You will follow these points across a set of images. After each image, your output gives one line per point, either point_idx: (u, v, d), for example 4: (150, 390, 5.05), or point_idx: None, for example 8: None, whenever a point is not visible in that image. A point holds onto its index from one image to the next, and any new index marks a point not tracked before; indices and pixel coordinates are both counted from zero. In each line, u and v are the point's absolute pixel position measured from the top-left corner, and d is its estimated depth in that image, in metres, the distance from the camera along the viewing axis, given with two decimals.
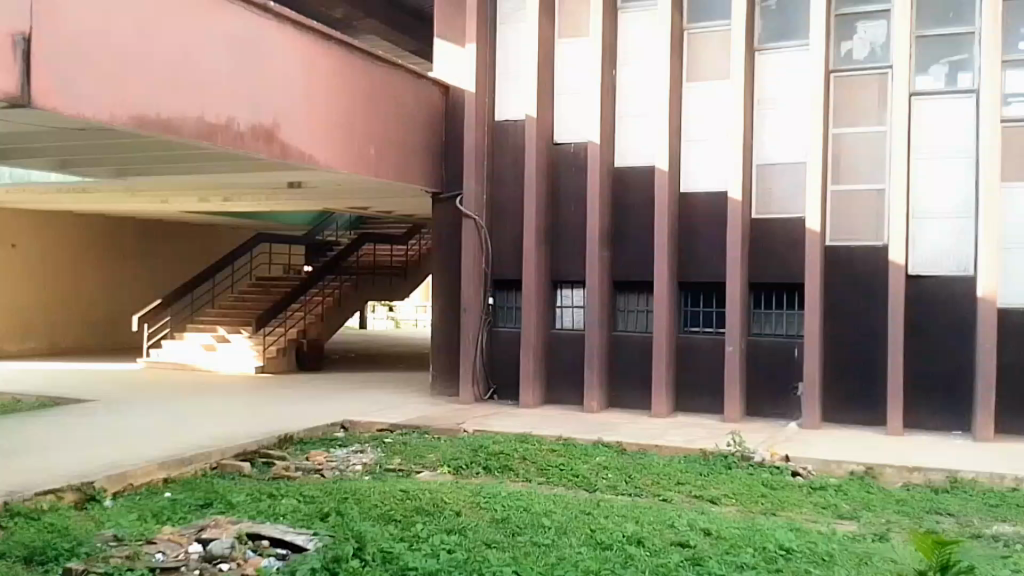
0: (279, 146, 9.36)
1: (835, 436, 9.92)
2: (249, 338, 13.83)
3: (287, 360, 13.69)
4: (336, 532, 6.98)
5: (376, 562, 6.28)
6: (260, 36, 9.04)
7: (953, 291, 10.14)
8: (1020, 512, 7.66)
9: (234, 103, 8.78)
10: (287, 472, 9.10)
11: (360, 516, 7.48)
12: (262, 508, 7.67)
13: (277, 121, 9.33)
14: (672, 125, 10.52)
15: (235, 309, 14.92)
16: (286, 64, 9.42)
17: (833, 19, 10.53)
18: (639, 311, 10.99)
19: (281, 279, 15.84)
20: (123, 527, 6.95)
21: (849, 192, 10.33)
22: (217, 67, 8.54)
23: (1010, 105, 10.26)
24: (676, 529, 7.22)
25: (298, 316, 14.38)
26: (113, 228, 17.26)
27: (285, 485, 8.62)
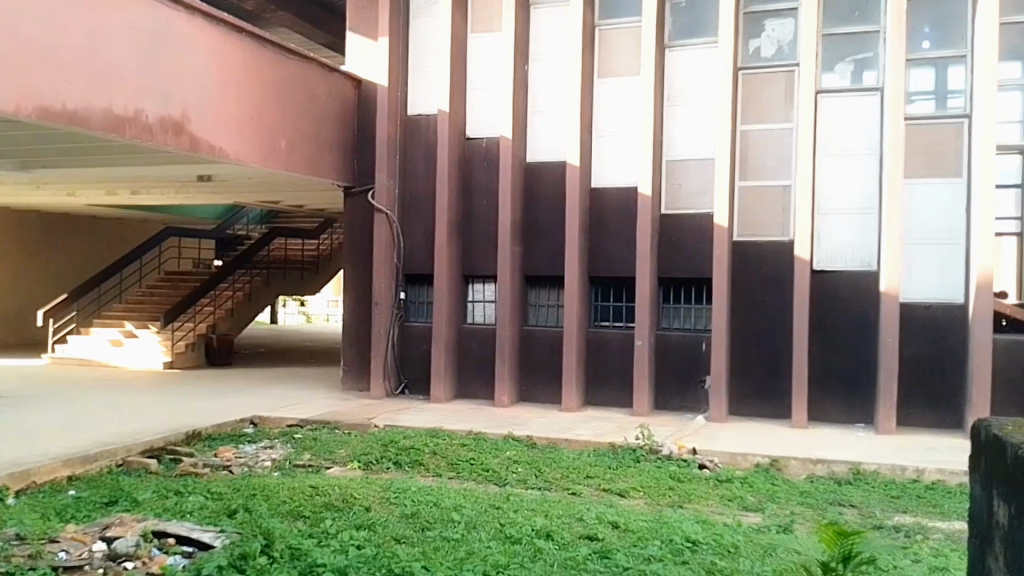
0: (188, 139, 9.15)
1: (740, 428, 10.00)
2: (156, 333, 13.68)
3: (197, 353, 13.68)
4: (244, 529, 6.78)
5: (284, 559, 6.07)
6: (171, 27, 8.81)
7: (856, 285, 9.92)
8: (921, 503, 7.78)
9: (145, 93, 8.55)
10: (195, 469, 8.86)
11: (269, 512, 7.31)
12: (169, 505, 7.47)
13: (187, 113, 9.13)
14: (583, 120, 10.58)
15: (144, 304, 14.85)
16: (198, 56, 9.23)
17: (743, 17, 10.38)
18: (548, 306, 11.21)
19: (189, 275, 15.97)
20: (24, 526, 6.71)
21: (756, 188, 10.28)
22: (129, 57, 8.33)
23: (912, 104, 10.08)
24: (585, 523, 7.21)
25: (207, 312, 14.30)
26: (12, 221, 16.73)
27: (191, 481, 8.37)
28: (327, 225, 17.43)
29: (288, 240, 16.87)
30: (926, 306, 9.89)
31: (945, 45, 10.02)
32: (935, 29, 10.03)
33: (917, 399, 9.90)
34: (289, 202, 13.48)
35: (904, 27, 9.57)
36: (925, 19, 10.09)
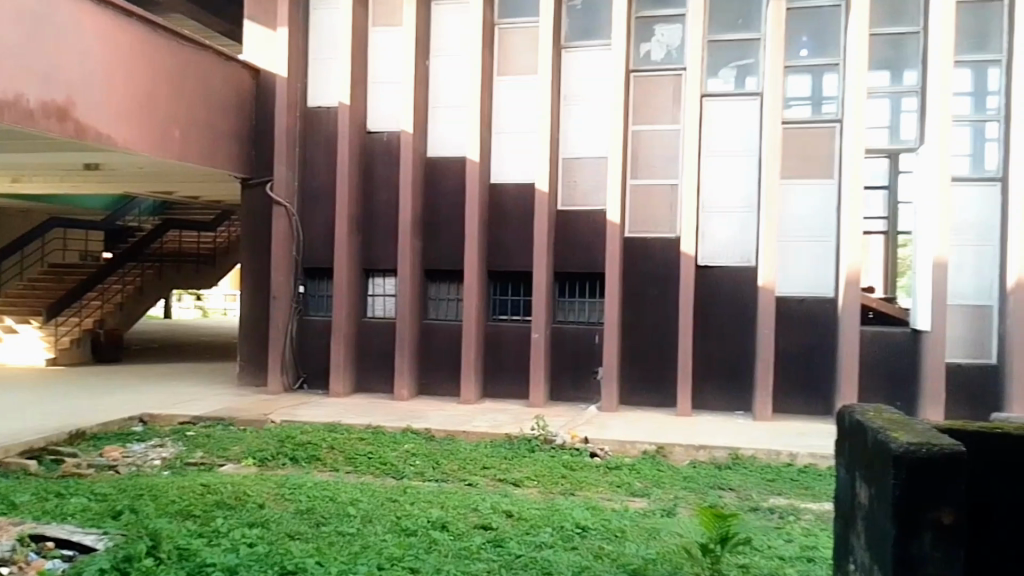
0: (74, 125, 8.65)
1: (627, 416, 10.39)
2: (38, 329, 13.15)
3: (82, 350, 13.34)
4: (129, 531, 6.48)
5: (171, 560, 5.80)
6: (56, 6, 8.32)
7: (738, 280, 10.35)
8: (794, 486, 8.28)
9: (28, 75, 8.03)
10: (77, 470, 8.44)
11: (156, 513, 7.02)
12: (48, 508, 7.09)
13: (72, 98, 8.64)
14: (483, 117, 10.78)
15: (25, 296, 14.22)
16: (86, 38, 8.78)
17: (636, 21, 10.66)
18: (448, 300, 11.39)
19: (76, 267, 15.41)
20: None
21: (646, 187, 10.67)
22: (11, 35, 7.80)
23: (789, 109, 10.24)
24: (480, 513, 7.34)
25: (94, 305, 13.99)
26: None
27: (73, 483, 7.98)
28: (222, 218, 16.90)
29: (183, 232, 16.62)
30: (800, 299, 10.17)
31: (821, 53, 10.21)
32: (812, 38, 10.20)
33: (797, 391, 10.25)
34: (184, 192, 13.19)
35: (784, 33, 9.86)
36: (802, 29, 10.25)
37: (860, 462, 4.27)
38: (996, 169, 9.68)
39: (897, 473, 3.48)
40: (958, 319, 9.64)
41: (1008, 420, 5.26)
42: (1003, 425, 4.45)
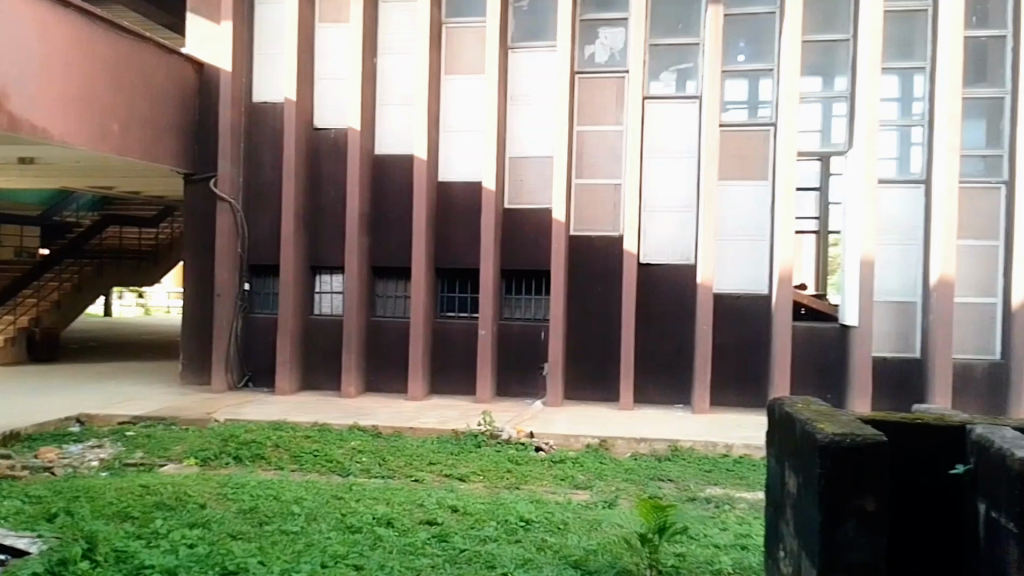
0: (7, 117, 8.35)
1: (571, 411, 10.60)
2: None
3: (16, 348, 12.92)
4: (64, 533, 6.30)
5: (109, 563, 5.68)
6: None
7: (678, 278, 10.67)
8: (729, 476, 8.58)
9: None
10: (9, 472, 8.09)
11: (92, 515, 6.86)
12: None
13: (5, 89, 8.33)
14: (431, 116, 10.85)
15: None
16: (20, 28, 8.51)
17: (580, 24, 10.85)
18: (396, 297, 11.46)
19: (9, 263, 14.94)
20: None
21: (591, 187, 10.89)
22: None
23: (727, 112, 10.56)
24: (425, 509, 7.41)
25: (29, 304, 13.57)
26: None
27: (5, 486, 7.68)
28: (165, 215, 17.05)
29: (123, 228, 16.68)
30: (735, 296, 10.52)
31: (757, 58, 10.52)
32: (749, 43, 10.51)
33: (735, 385, 10.59)
34: (124, 187, 12.88)
35: (721, 40, 10.13)
36: (740, 35, 10.54)
37: (790, 447, 4.43)
38: (920, 172, 9.94)
39: (822, 463, 3.52)
40: (883, 315, 9.89)
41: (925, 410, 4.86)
42: (923, 413, 4.21)
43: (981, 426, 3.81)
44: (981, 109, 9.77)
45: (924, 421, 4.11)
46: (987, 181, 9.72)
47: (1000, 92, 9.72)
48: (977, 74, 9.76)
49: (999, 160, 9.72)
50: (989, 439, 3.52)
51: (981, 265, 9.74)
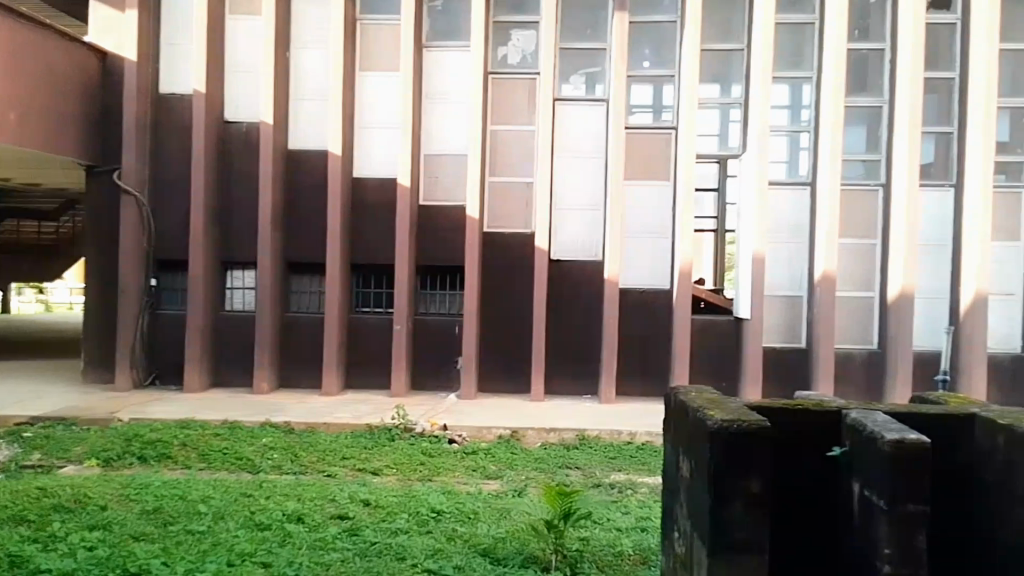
0: None
1: (484, 403, 10.86)
2: None
3: None
4: None
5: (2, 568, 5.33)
6: None
7: (587, 273, 11.09)
8: (632, 461, 9.01)
9: None
10: None
11: None
12: None
13: None
14: (345, 111, 10.88)
15: None
16: None
17: (493, 25, 11.08)
18: (310, 292, 11.49)
19: None
20: None
21: (504, 185, 11.16)
22: None
23: (633, 115, 11.01)
24: (336, 503, 7.40)
25: None
26: None
27: None
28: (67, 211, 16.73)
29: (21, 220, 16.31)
30: (641, 291, 11.02)
31: (660, 64, 11.03)
32: (653, 50, 11.00)
33: (641, 376, 11.08)
34: (21, 178, 12.31)
35: (626, 45, 10.53)
36: (645, 42, 11.01)
37: (686, 437, 4.30)
38: (807, 174, 10.56)
39: (710, 448, 3.23)
40: (775, 308, 10.55)
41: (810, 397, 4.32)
42: (801, 399, 3.80)
43: (854, 408, 3.60)
44: (861, 116, 10.41)
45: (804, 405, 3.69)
46: (866, 184, 10.36)
47: (879, 101, 10.36)
48: (859, 84, 10.39)
49: (877, 164, 10.38)
50: (861, 422, 3.33)
51: (859, 261, 10.40)
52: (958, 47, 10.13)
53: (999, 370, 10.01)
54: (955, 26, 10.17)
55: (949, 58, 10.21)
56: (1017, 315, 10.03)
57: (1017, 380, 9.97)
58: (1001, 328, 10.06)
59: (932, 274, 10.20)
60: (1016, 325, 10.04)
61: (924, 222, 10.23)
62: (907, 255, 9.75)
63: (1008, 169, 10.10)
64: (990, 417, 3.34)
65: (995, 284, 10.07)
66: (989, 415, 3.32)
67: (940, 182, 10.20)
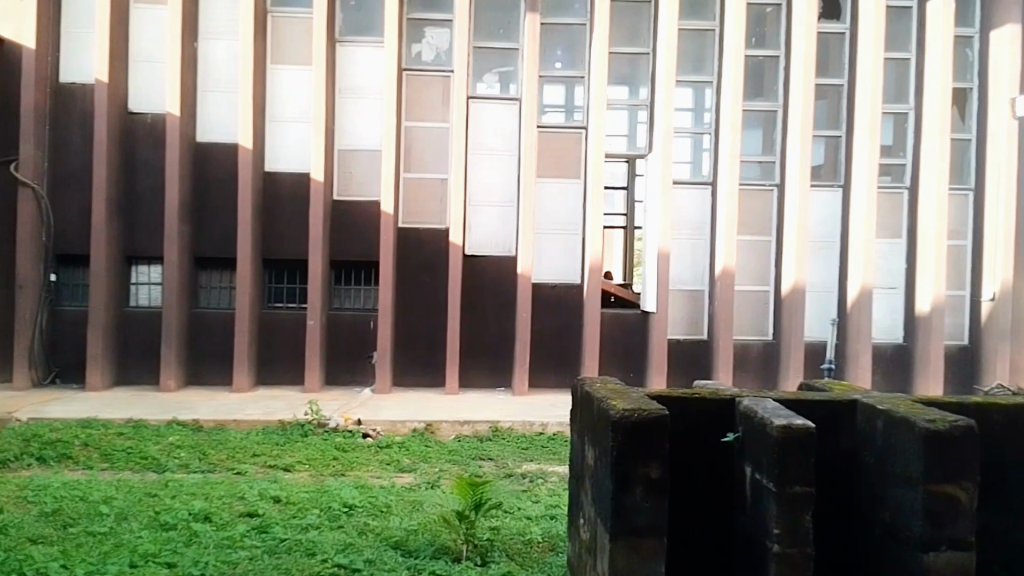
0: None
1: (399, 397, 10.94)
2: None
3: None
4: None
5: None
6: None
7: (500, 268, 11.31)
8: (543, 452, 9.22)
9: None
10: None
11: None
12: None
13: None
14: (256, 104, 10.76)
15: None
16: None
17: (406, 21, 11.14)
18: (220, 288, 11.39)
19: None
20: None
21: (418, 181, 11.25)
22: None
23: (546, 114, 11.26)
24: (246, 501, 7.07)
25: None
26: None
27: None
28: None
29: None
30: (553, 285, 11.31)
31: (572, 65, 11.32)
32: (565, 52, 11.28)
33: (554, 368, 11.38)
34: None
35: (537, 45, 10.74)
36: (557, 43, 11.28)
37: (590, 424, 4.06)
38: (709, 173, 11.04)
39: (612, 437, 3.16)
40: (678, 302, 11.01)
41: (706, 383, 4.32)
42: (698, 388, 3.82)
43: (746, 396, 3.62)
44: (758, 120, 10.93)
45: (701, 396, 3.68)
46: (762, 184, 10.89)
47: (774, 106, 10.92)
48: (756, 89, 10.93)
49: (772, 165, 10.93)
50: (753, 409, 3.32)
51: (755, 258, 10.95)
52: (846, 56, 10.75)
53: (883, 359, 10.67)
54: (844, 36, 10.78)
55: (838, 66, 10.82)
56: (899, 308, 10.71)
57: (899, 368, 10.65)
58: (884, 321, 10.72)
59: (822, 269, 10.83)
60: (898, 318, 10.72)
61: (817, 221, 10.84)
62: (798, 251, 10.33)
63: (891, 172, 10.69)
64: (868, 403, 3.40)
65: (880, 279, 10.69)
66: (868, 400, 3.39)
67: (829, 182, 10.80)
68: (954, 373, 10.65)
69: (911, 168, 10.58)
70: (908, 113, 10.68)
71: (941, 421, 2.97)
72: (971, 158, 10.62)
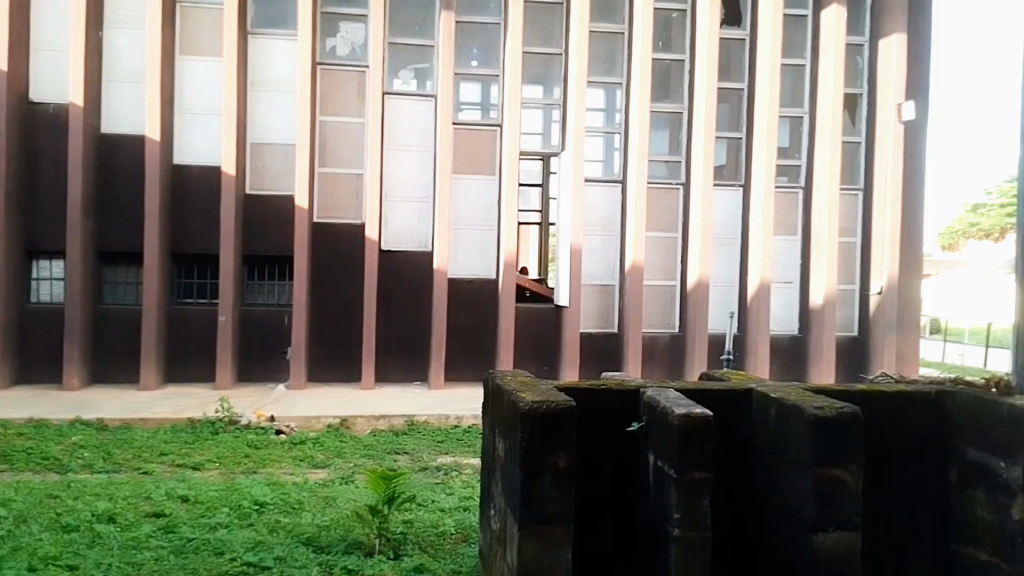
0: None
1: (314, 392, 10.86)
2: None
3: None
4: None
5: None
6: None
7: (417, 262, 11.40)
8: (459, 444, 9.13)
9: None
10: None
11: None
12: None
13: None
14: (164, 95, 10.54)
15: None
16: None
17: (320, 15, 11.10)
18: (127, 283, 11.18)
19: None
20: None
21: (334, 175, 11.21)
22: None
23: (461, 112, 11.39)
24: (151, 501, 6.41)
25: None
26: None
27: None
28: None
29: None
30: (468, 280, 11.48)
31: (487, 64, 11.48)
32: (480, 50, 11.42)
33: (470, 362, 11.54)
34: None
35: (453, 44, 10.86)
36: (472, 42, 11.42)
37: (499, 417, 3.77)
38: (619, 172, 11.36)
39: (521, 433, 2.93)
40: (590, 295, 11.32)
41: (616, 377, 4.02)
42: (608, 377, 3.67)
43: (652, 386, 3.50)
44: (665, 121, 11.32)
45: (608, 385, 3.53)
46: (669, 183, 11.30)
47: (679, 108, 11.32)
48: (662, 91, 11.31)
49: (678, 165, 11.35)
50: (655, 399, 3.17)
51: (663, 253, 11.34)
52: (746, 62, 11.25)
53: (779, 349, 11.25)
54: (744, 42, 11.26)
55: (738, 71, 11.31)
56: (793, 302, 11.31)
57: (794, 357, 11.25)
58: (781, 313, 11.29)
59: (724, 264, 11.33)
60: (793, 310, 11.32)
61: (719, 218, 11.31)
62: (702, 247, 10.76)
63: (788, 172, 11.24)
64: (764, 391, 3.33)
65: (778, 274, 11.23)
66: (762, 389, 3.31)
67: (732, 182, 11.29)
68: (846, 362, 11.29)
69: (805, 169, 11.15)
70: (803, 117, 11.25)
71: (828, 406, 2.92)
72: (860, 159, 11.24)
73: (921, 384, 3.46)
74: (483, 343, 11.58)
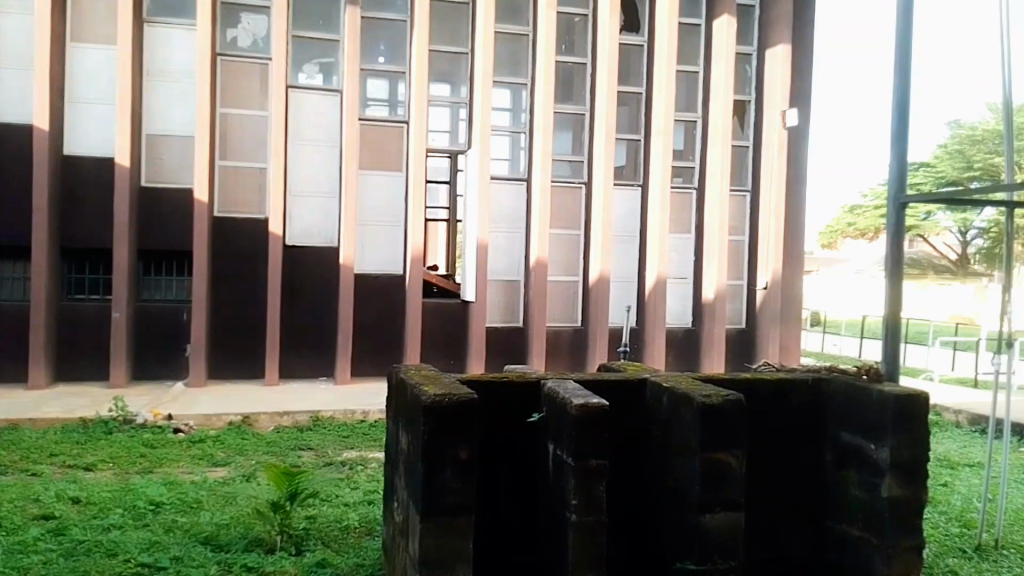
0: None
1: (216, 389, 10.66)
2: None
3: None
4: None
5: None
6: None
7: (324, 258, 11.38)
8: (364, 439, 9.15)
9: None
10: None
11: None
12: None
13: None
14: (53, 82, 10.11)
15: None
16: None
17: (220, 5, 10.90)
18: (13, 278, 10.68)
19: None
20: None
21: (235, 169, 11.05)
22: None
23: (368, 108, 11.42)
24: (40, 504, 6.18)
25: None
26: None
27: None
28: None
29: None
30: (376, 275, 11.54)
31: (395, 61, 11.55)
32: (388, 47, 11.49)
33: (378, 357, 11.63)
34: None
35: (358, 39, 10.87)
36: (379, 38, 11.47)
37: (400, 409, 3.88)
38: (523, 170, 11.66)
39: (423, 423, 3.10)
40: (497, 290, 11.59)
41: (519, 369, 4.25)
42: (514, 370, 3.89)
43: (552, 378, 3.75)
44: (567, 122, 11.69)
45: (510, 378, 3.75)
46: (572, 181, 11.68)
47: (581, 110, 11.71)
48: (565, 93, 11.68)
49: (581, 164, 11.74)
50: (556, 391, 3.41)
51: (566, 249, 11.72)
52: (643, 67, 11.73)
53: (674, 341, 11.85)
54: (642, 48, 11.75)
55: (637, 75, 11.78)
56: (688, 296, 11.92)
57: (688, 349, 11.88)
58: (676, 307, 11.88)
59: (624, 260, 11.81)
60: (687, 305, 11.93)
61: (620, 216, 11.77)
62: (603, 244, 11.20)
63: (683, 173, 11.80)
64: (657, 381, 3.66)
65: (673, 270, 11.82)
66: (655, 378, 3.64)
67: (630, 182, 11.78)
68: (734, 350, 12.05)
69: (698, 171, 11.73)
70: (696, 121, 11.82)
71: (715, 395, 3.31)
72: (748, 162, 11.94)
73: (801, 372, 4.07)
74: (393, 339, 11.66)
